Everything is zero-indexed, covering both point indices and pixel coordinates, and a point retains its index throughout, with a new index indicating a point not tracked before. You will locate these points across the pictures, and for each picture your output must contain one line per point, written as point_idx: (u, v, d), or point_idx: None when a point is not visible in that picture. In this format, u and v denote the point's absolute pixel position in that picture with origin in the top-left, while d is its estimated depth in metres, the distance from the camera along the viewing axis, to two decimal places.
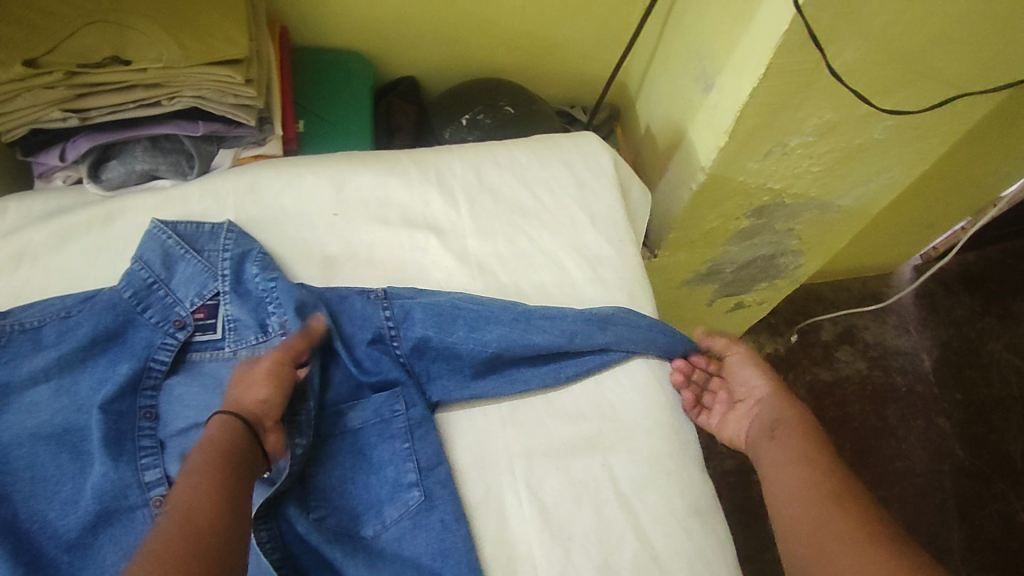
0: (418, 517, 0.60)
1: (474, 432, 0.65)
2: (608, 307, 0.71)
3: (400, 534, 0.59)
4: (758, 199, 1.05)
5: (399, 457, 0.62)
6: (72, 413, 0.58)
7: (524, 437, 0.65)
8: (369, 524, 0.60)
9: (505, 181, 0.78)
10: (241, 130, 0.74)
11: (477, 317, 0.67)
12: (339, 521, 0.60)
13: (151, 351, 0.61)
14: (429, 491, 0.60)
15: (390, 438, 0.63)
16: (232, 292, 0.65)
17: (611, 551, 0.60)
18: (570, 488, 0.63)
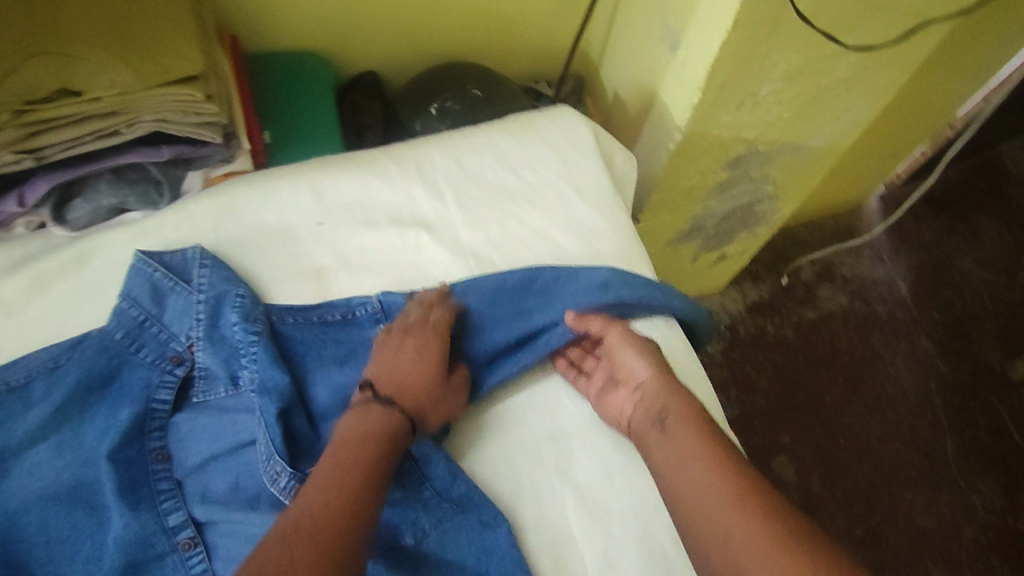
0: (455, 519, 0.58)
1: (500, 427, 0.64)
2: (605, 271, 0.69)
3: (440, 538, 0.58)
4: (733, 151, 1.05)
5: (416, 492, 0.59)
6: (82, 467, 0.56)
7: (547, 424, 0.64)
8: (409, 532, 0.57)
9: (487, 166, 0.76)
10: (207, 149, 0.70)
11: (488, 326, 0.66)
12: (378, 534, 0.57)
13: (151, 392, 0.59)
14: (459, 499, 0.59)
15: (399, 476, 0.59)
16: (205, 338, 0.61)
17: (648, 519, 0.60)
18: (600, 465, 0.62)
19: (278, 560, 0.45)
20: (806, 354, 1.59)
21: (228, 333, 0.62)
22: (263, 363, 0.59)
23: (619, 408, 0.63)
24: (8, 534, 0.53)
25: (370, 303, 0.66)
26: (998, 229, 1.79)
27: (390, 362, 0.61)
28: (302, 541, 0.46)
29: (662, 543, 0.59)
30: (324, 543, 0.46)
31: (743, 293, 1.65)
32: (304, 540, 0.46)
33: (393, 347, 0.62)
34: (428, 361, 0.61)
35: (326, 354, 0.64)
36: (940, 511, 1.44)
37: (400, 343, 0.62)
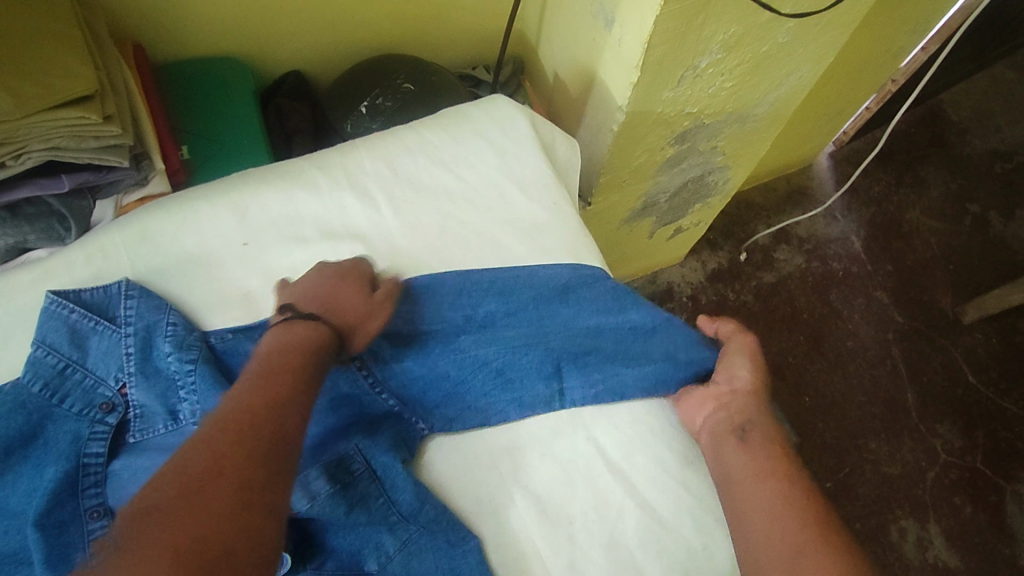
0: (420, 541, 0.55)
1: (462, 442, 0.61)
2: (565, 272, 0.66)
3: (405, 562, 0.54)
4: (679, 125, 1.03)
5: (385, 512, 0.55)
6: (7, 534, 0.51)
7: (506, 433, 0.61)
8: (371, 559, 0.54)
9: (420, 167, 0.71)
10: (115, 175, 0.65)
11: (468, 360, 0.61)
12: (339, 563, 0.54)
13: (81, 446, 0.54)
14: (427, 525, 0.55)
15: (361, 501, 0.55)
16: (138, 374, 0.56)
17: (614, 522, 0.58)
18: (562, 471, 0.60)
19: (199, 458, 0.43)
20: (766, 318, 1.60)
21: (163, 365, 0.57)
22: (202, 391, 0.55)
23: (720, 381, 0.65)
24: None
25: None
26: (943, 177, 1.82)
27: (309, 288, 0.59)
28: (227, 438, 0.44)
29: (630, 545, 0.57)
30: (248, 441, 0.44)
31: (702, 263, 1.65)
32: (230, 444, 0.44)
33: (312, 271, 0.61)
34: (349, 279, 0.60)
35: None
36: (904, 458, 1.48)
37: (318, 271, 0.61)
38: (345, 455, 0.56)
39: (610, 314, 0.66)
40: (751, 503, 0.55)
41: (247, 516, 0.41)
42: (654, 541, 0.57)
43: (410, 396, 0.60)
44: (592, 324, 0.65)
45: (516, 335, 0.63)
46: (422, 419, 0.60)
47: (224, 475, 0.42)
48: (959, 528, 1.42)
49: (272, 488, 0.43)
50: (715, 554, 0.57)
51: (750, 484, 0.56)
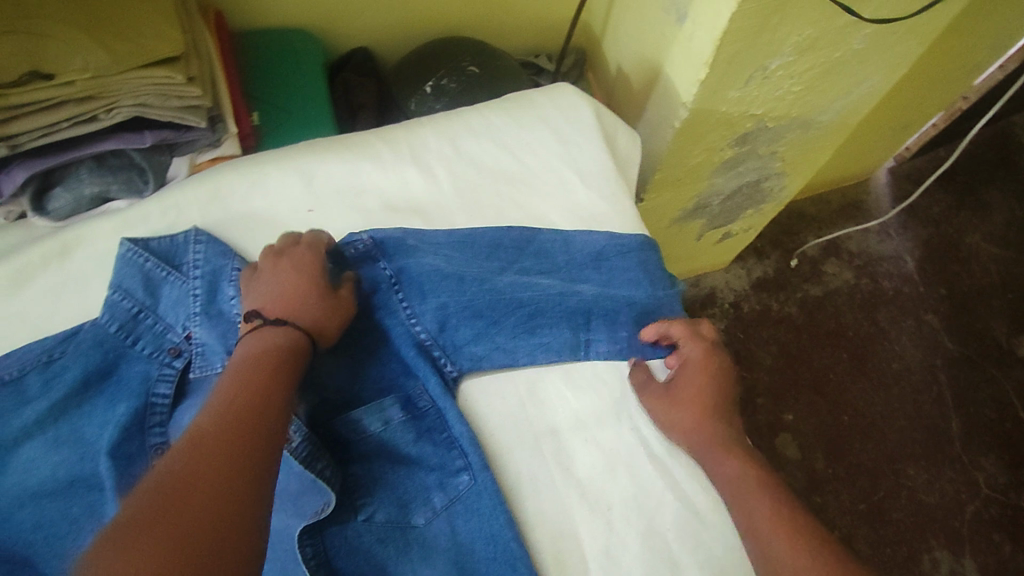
0: (469, 500, 0.53)
1: (507, 407, 0.58)
2: (602, 237, 0.66)
3: (450, 520, 0.52)
4: (742, 126, 1.01)
5: (444, 456, 0.54)
6: (81, 461, 0.53)
7: (548, 415, 0.59)
8: (419, 511, 0.52)
9: (484, 148, 0.71)
10: (192, 134, 0.67)
11: (497, 306, 0.59)
12: (389, 515, 0.52)
13: (150, 386, 0.56)
14: (480, 478, 0.53)
15: (428, 433, 0.55)
16: (202, 314, 0.59)
17: (652, 513, 0.56)
18: (603, 457, 0.58)
19: (177, 467, 0.40)
20: (810, 332, 1.56)
21: (227, 307, 0.59)
22: None
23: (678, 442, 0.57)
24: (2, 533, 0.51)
25: (359, 240, 0.61)
26: (1009, 202, 1.75)
27: (268, 285, 0.56)
28: (204, 445, 0.42)
29: (668, 538, 0.55)
30: (236, 455, 0.42)
31: (747, 270, 1.62)
32: (207, 450, 0.42)
33: (272, 264, 0.57)
34: (305, 270, 0.56)
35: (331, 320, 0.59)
36: (942, 487, 1.43)
37: (274, 265, 0.57)
38: (413, 394, 0.56)
39: (639, 288, 0.64)
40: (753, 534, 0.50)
41: (228, 526, 0.39)
42: (692, 536, 0.55)
43: (443, 331, 0.59)
44: (626, 293, 0.63)
45: (551, 284, 0.62)
46: (448, 360, 0.58)
47: (203, 482, 0.40)
48: (997, 565, 1.37)
49: (255, 494, 0.41)
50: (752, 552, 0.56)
51: (749, 509, 0.51)
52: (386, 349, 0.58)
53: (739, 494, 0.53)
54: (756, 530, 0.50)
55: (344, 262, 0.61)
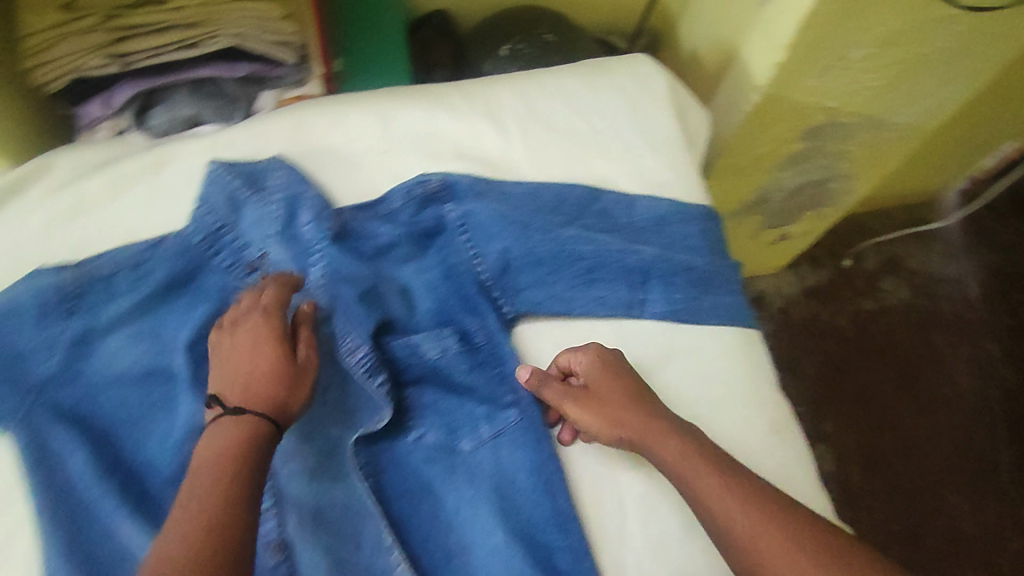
0: (516, 433, 0.55)
1: (556, 351, 0.60)
2: (665, 203, 0.67)
3: (495, 450, 0.54)
4: (814, 119, 1.00)
5: (495, 389, 0.57)
6: (160, 355, 0.58)
7: None
8: (465, 438, 0.54)
9: (557, 108, 0.72)
10: (281, 70, 0.72)
11: (558, 256, 0.61)
12: (436, 438, 0.55)
13: (227, 293, 0.61)
14: (528, 413, 0.55)
15: (482, 365, 0.58)
16: (279, 236, 0.62)
17: None
18: None
19: None
20: (859, 345, 1.53)
21: (303, 233, 0.62)
22: (335, 259, 0.59)
23: (617, 440, 0.54)
24: (90, 407, 0.57)
25: (427, 181, 0.63)
26: None
27: (228, 363, 0.51)
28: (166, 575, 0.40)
29: None
30: None
31: (800, 277, 1.58)
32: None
33: (226, 340, 0.52)
34: (260, 340, 0.51)
35: (397, 253, 0.62)
36: (986, 516, 1.38)
37: (231, 340, 0.52)
38: (469, 328, 0.59)
39: (698, 255, 0.65)
40: (702, 506, 0.50)
41: None
42: None
43: (503, 274, 0.61)
44: (685, 258, 0.64)
45: (613, 242, 0.63)
46: (506, 300, 0.61)
47: None
48: None
49: None
50: None
51: (694, 484, 0.50)
52: (445, 285, 0.61)
53: (682, 472, 0.51)
54: (706, 501, 0.49)
55: (413, 200, 0.63)
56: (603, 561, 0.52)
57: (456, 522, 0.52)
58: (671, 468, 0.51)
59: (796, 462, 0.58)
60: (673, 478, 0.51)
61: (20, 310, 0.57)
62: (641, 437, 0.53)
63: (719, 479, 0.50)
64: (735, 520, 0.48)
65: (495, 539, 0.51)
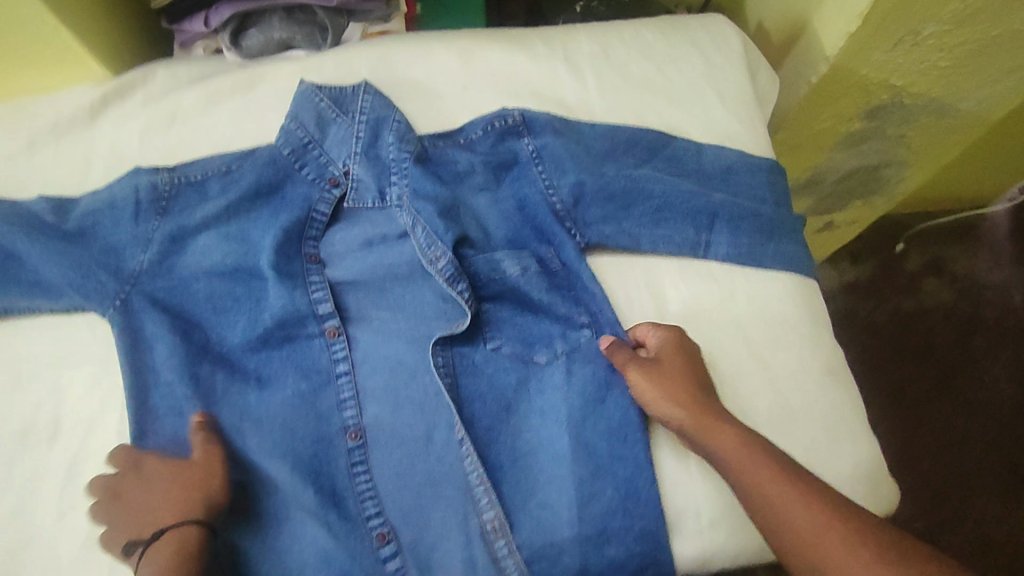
0: (587, 352, 0.58)
1: (624, 281, 0.62)
2: (733, 154, 0.68)
3: (566, 367, 0.58)
4: (877, 97, 0.99)
5: (571, 309, 0.60)
6: (247, 255, 0.62)
7: (663, 296, 0.62)
8: (541, 351, 0.59)
9: (632, 58, 0.74)
10: (369, 4, 0.75)
11: (631, 193, 0.63)
12: (513, 349, 0.59)
13: (312, 204, 0.63)
14: (603, 333, 0.59)
15: (557, 286, 0.61)
16: (363, 155, 0.64)
17: (746, 401, 0.57)
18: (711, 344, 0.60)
19: None
20: (894, 344, 1.42)
21: (385, 153, 0.65)
22: (416, 177, 0.62)
23: (669, 417, 0.54)
24: (179, 296, 0.61)
25: (508, 115, 0.65)
26: None
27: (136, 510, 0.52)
28: None
29: (756, 423, 0.57)
30: None
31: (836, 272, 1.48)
32: None
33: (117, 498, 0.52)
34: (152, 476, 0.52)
35: (474, 180, 0.64)
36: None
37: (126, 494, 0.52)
38: (544, 255, 0.62)
39: (764, 203, 0.66)
40: (757, 497, 0.49)
41: None
42: (783, 425, 0.57)
43: (575, 205, 0.62)
44: (752, 205, 0.65)
45: (683, 184, 0.64)
46: (578, 231, 0.62)
47: None
48: None
49: None
50: (838, 455, 0.56)
51: (749, 476, 0.49)
52: (519, 216, 0.64)
53: (737, 468, 0.50)
54: (761, 492, 0.48)
55: (494, 132, 0.65)
56: (663, 477, 0.55)
57: (524, 427, 0.57)
58: (725, 458, 0.51)
59: (850, 405, 0.59)
60: (727, 469, 0.51)
61: (119, 204, 0.60)
62: (695, 423, 0.53)
63: (778, 471, 0.49)
64: (791, 511, 0.47)
65: (560, 446, 0.55)
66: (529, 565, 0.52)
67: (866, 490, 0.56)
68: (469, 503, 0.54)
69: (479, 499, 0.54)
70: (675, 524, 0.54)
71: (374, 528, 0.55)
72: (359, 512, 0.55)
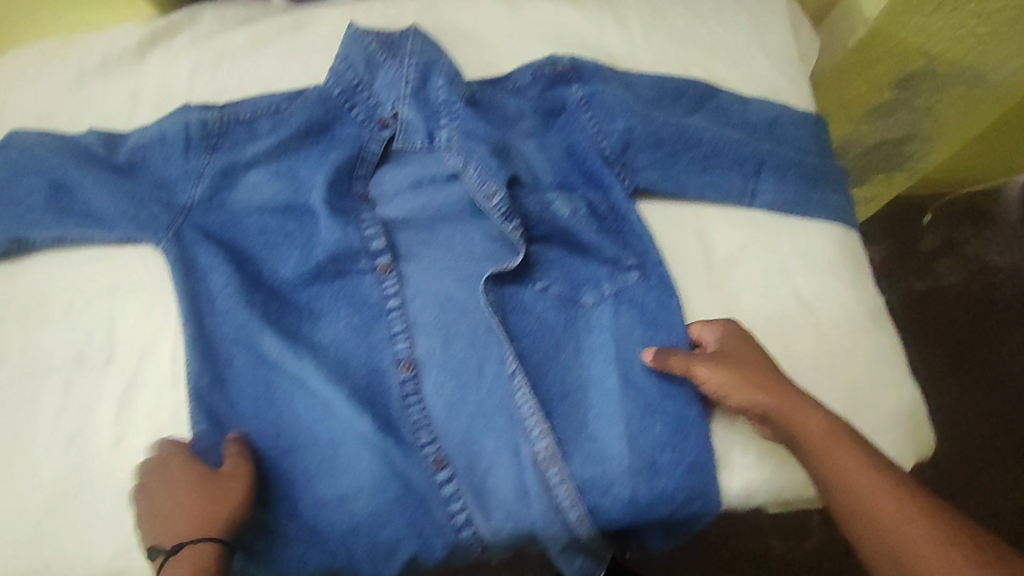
0: (635, 295, 0.59)
1: (671, 226, 0.63)
2: (778, 107, 0.68)
3: (615, 310, 0.59)
4: (912, 64, 0.98)
5: (618, 252, 0.60)
6: (298, 193, 0.63)
7: (710, 241, 0.63)
8: (589, 293, 0.59)
9: (677, 12, 0.74)
10: None
11: (680, 139, 0.63)
12: (561, 290, 0.60)
13: (363, 144, 0.64)
14: (651, 274, 0.59)
15: (605, 229, 0.61)
16: (412, 98, 0.64)
17: (792, 344, 0.59)
18: (757, 289, 0.61)
19: None
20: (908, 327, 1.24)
21: (434, 96, 0.64)
22: (467, 119, 0.62)
23: (748, 405, 0.53)
24: (232, 230, 0.62)
25: (556, 63, 0.65)
26: None
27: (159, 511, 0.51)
28: None
29: (803, 365, 0.58)
30: None
31: None
32: None
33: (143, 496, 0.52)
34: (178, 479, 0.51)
35: (523, 125, 0.64)
36: None
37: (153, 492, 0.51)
38: (594, 199, 0.62)
39: (809, 154, 0.66)
40: (843, 490, 0.48)
41: None
42: (828, 367, 0.58)
43: (625, 152, 0.63)
44: (797, 155, 0.65)
45: (731, 133, 0.64)
46: (627, 176, 0.62)
47: None
48: None
49: None
50: (880, 395, 0.58)
51: (832, 462, 0.49)
52: (567, 161, 0.64)
53: (823, 453, 0.50)
54: (843, 479, 0.48)
55: (542, 79, 0.65)
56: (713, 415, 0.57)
57: (573, 365, 0.58)
58: (808, 447, 0.50)
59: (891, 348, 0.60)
60: (811, 456, 0.50)
61: (169, 139, 0.61)
62: (777, 407, 0.52)
63: (864, 464, 0.48)
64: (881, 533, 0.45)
65: (608, 382, 0.57)
66: (582, 493, 0.54)
67: (903, 436, 0.58)
68: (521, 433, 0.55)
69: (531, 430, 0.55)
70: (725, 460, 0.56)
71: (430, 454, 0.55)
72: (414, 439, 0.56)
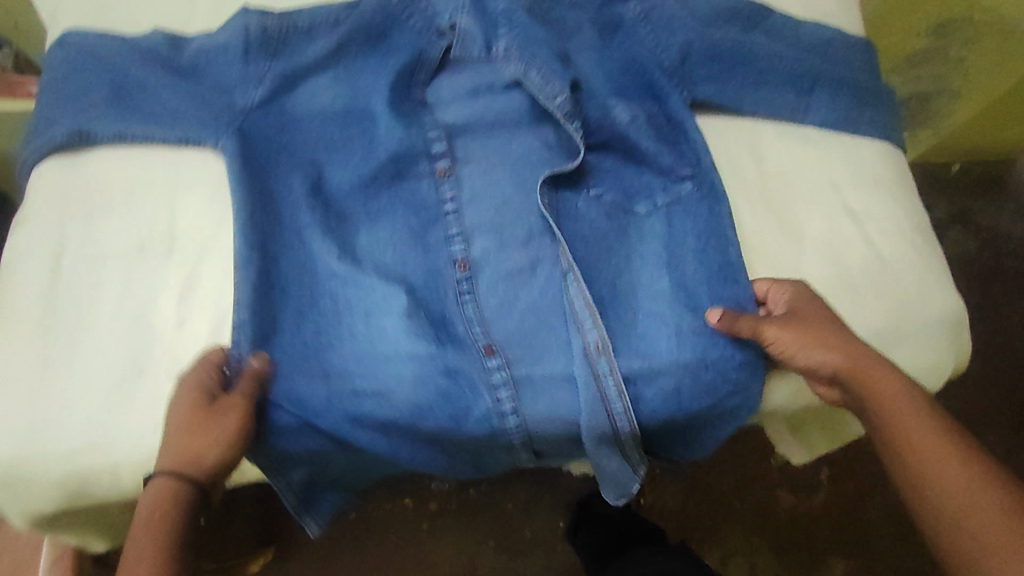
0: (690, 203, 0.60)
1: (723, 141, 0.64)
2: (831, 29, 0.68)
3: (669, 219, 0.60)
4: (950, 10, 0.99)
5: (674, 162, 0.61)
6: (358, 98, 0.63)
7: (761, 154, 0.64)
8: (641, 202, 0.61)
9: None
10: None
11: (739, 53, 0.63)
12: (614, 198, 0.62)
13: (421, 54, 0.64)
14: (705, 182, 0.61)
15: (661, 137, 0.62)
16: (471, 8, 0.63)
17: (842, 253, 0.60)
18: (807, 201, 0.63)
19: None
20: None
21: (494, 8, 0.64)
22: (527, 27, 0.62)
23: (819, 366, 0.52)
24: (291, 134, 0.62)
25: None
26: None
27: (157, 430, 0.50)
28: None
29: (853, 272, 0.60)
30: None
31: None
32: None
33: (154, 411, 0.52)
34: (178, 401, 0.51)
35: (582, 35, 0.64)
36: None
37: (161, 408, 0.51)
38: (652, 110, 0.63)
39: (861, 73, 0.67)
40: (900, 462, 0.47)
41: None
42: (877, 275, 0.60)
43: (683, 65, 0.63)
44: (850, 73, 0.66)
45: (787, 50, 0.65)
46: (685, 89, 0.63)
47: None
48: None
49: None
50: (927, 299, 0.60)
51: (898, 433, 0.48)
52: (625, 73, 0.64)
53: (886, 419, 0.49)
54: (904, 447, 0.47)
55: None
56: None
57: (628, 269, 0.59)
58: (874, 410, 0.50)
59: (934, 260, 0.62)
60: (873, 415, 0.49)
61: (228, 45, 0.60)
62: (846, 370, 0.51)
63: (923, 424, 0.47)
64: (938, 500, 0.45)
65: (660, 284, 0.58)
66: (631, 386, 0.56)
67: (948, 339, 0.60)
68: (574, 325, 0.57)
69: (583, 319, 0.57)
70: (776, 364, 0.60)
71: (480, 342, 0.57)
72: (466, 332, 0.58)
